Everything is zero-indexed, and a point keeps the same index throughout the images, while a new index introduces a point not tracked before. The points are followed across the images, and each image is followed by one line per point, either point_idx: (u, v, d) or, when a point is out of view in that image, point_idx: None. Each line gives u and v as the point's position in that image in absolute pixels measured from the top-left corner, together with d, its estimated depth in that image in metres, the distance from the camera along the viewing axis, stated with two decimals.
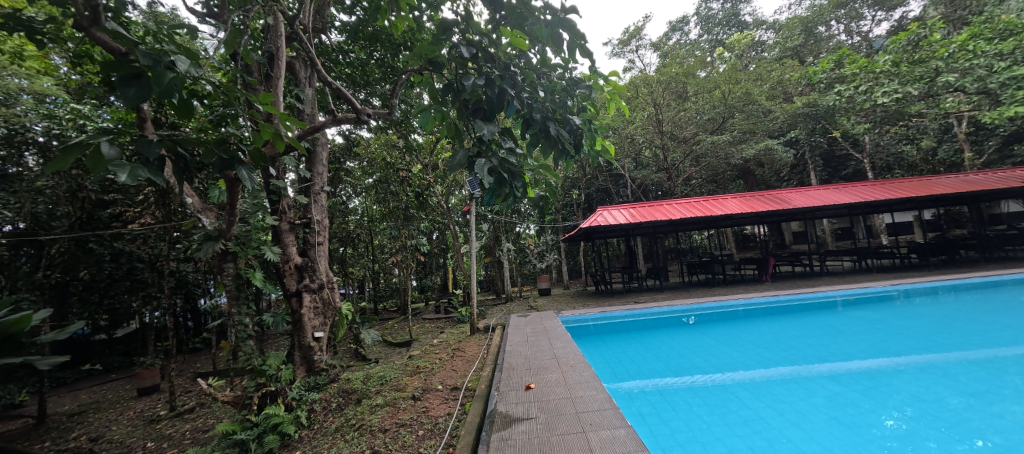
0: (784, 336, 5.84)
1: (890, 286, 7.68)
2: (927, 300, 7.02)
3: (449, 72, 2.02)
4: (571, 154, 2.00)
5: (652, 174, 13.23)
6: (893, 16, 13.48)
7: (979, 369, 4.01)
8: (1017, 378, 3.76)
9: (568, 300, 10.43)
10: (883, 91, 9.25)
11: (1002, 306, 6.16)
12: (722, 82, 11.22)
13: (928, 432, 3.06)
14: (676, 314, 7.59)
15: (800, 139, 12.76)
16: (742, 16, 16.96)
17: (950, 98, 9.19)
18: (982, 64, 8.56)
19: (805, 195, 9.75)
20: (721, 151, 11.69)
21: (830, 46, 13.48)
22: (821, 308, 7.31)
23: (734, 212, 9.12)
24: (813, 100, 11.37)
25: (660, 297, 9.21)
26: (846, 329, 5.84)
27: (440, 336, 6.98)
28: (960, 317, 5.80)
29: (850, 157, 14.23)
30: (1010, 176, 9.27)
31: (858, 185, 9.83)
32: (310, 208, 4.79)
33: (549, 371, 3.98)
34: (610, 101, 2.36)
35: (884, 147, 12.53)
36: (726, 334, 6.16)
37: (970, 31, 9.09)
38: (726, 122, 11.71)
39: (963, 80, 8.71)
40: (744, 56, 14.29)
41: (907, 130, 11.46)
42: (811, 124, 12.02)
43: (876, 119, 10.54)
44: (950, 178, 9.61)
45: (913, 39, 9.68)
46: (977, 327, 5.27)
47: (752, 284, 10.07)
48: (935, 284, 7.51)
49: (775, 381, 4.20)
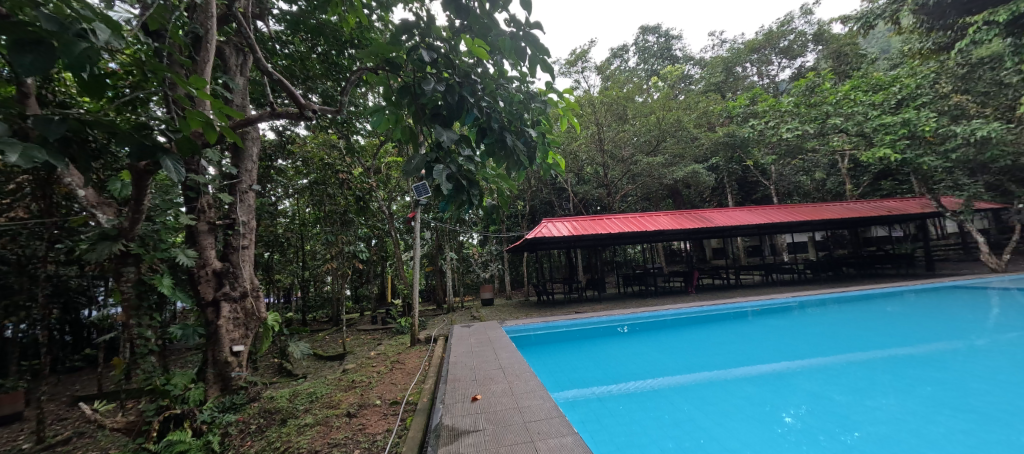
0: (706, 342, 6.39)
1: (790, 297, 8.76)
2: (818, 310, 8.09)
3: (405, 74, 1.95)
4: (526, 165, 2.00)
5: (593, 190, 13.89)
6: (794, 64, 15.61)
7: (857, 369, 4.71)
8: (884, 375, 4.47)
9: (511, 310, 10.48)
10: (789, 128, 10.81)
11: (873, 315, 7.29)
12: (657, 108, 12.12)
13: (822, 425, 3.50)
14: (611, 323, 7.99)
15: (720, 165, 14.19)
16: (674, 51, 18.71)
17: (837, 138, 10.74)
18: (861, 111, 10.13)
19: (724, 215, 10.73)
20: (655, 172, 12.65)
21: (746, 85, 15.32)
22: (735, 317, 8.14)
23: (666, 228, 9.82)
24: (732, 131, 12.78)
25: (599, 308, 9.60)
26: (756, 335, 6.57)
27: (377, 348, 6.64)
28: (842, 325, 6.78)
29: (759, 183, 16.13)
30: (879, 205, 11.09)
31: (768, 208, 11.04)
32: (235, 208, 4.33)
33: (495, 382, 3.96)
34: (564, 118, 2.40)
35: (787, 177, 14.27)
36: (657, 342, 6.60)
37: (852, 84, 10.85)
38: (659, 145, 12.69)
39: (848, 123, 10.20)
40: (675, 87, 15.70)
41: (805, 162, 13.23)
42: (729, 152, 13.47)
43: (781, 151, 12.07)
44: (836, 205, 11.24)
45: (811, 86, 11.33)
46: (854, 333, 6.18)
47: (679, 295, 10.87)
48: (824, 297, 8.71)
49: (700, 384, 4.55)
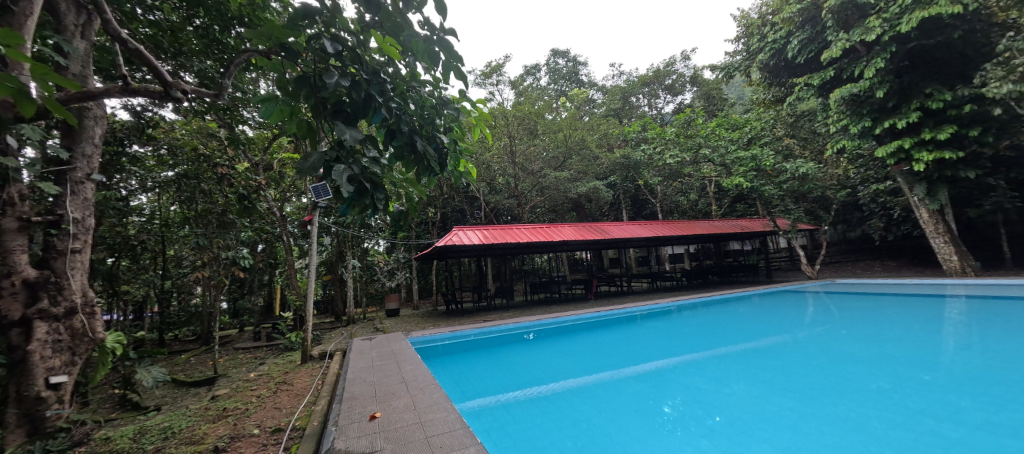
0: (602, 345, 6.92)
1: (670, 302, 9.97)
2: (691, 313, 9.34)
3: (305, 63, 1.77)
4: (436, 172, 1.94)
5: (504, 200, 14.24)
6: (676, 100, 18.08)
7: (720, 362, 5.52)
8: (739, 365, 5.31)
9: (418, 320, 10.13)
10: (671, 155, 12.52)
11: (731, 316, 8.67)
12: (564, 127, 12.96)
13: (694, 412, 4.01)
14: (517, 331, 8.21)
15: (617, 183, 15.70)
16: (580, 75, 20.27)
17: (706, 166, 12.67)
18: (724, 144, 12.13)
19: (619, 228, 11.81)
20: (561, 186, 13.47)
21: (638, 114, 17.26)
22: (626, 320, 8.98)
23: (569, 239, 10.46)
24: (627, 154, 14.24)
25: (506, 316, 9.79)
26: (643, 336, 7.33)
27: (258, 369, 5.84)
28: (709, 325, 7.92)
29: (648, 201, 18.20)
30: (736, 224, 13.32)
31: (654, 223, 12.48)
32: (62, 201, 3.30)
33: (397, 397, 3.75)
34: (476, 127, 2.40)
35: (669, 197, 16.35)
36: (559, 347, 6.95)
37: (718, 122, 12.95)
38: (565, 162, 13.56)
39: (714, 154, 12.12)
40: (581, 109, 17.00)
41: (683, 185, 15.32)
42: (624, 172, 14.98)
43: (665, 174, 13.79)
44: (705, 222, 13.19)
45: (688, 120, 13.22)
46: (718, 332, 7.25)
47: (580, 302, 11.64)
48: (695, 301, 10.11)
49: (596, 385, 4.90)
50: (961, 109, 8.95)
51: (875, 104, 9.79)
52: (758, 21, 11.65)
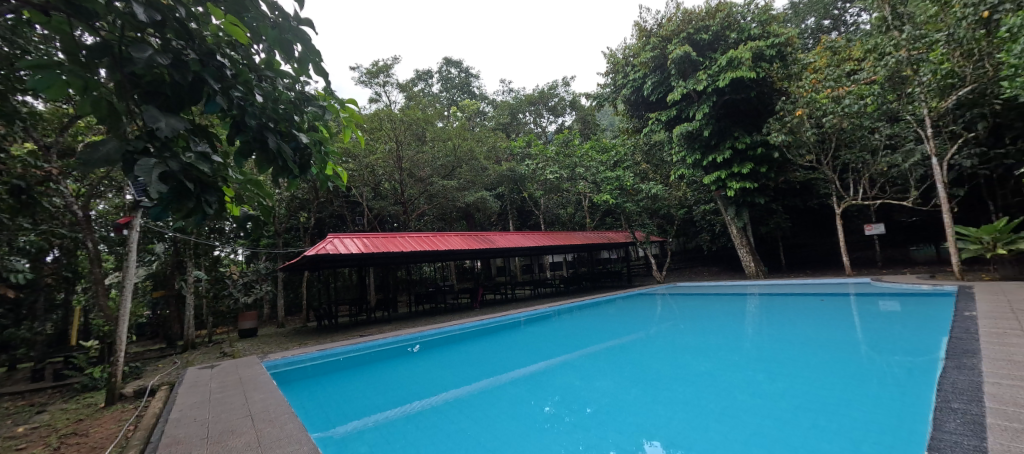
0: (485, 354, 7.03)
1: (549, 308, 10.68)
2: (567, 316, 10.14)
3: (108, 31, 1.42)
4: (295, 173, 1.70)
5: (389, 207, 13.59)
6: (559, 121, 19.72)
7: (589, 360, 6.09)
8: (604, 361, 5.93)
9: (281, 339, 8.92)
10: (551, 171, 13.75)
11: (600, 317, 9.67)
12: (454, 136, 13.02)
13: (563, 408, 4.33)
14: (399, 345, 7.84)
15: (505, 194, 16.35)
16: (472, 87, 20.67)
17: (581, 183, 14.08)
18: (595, 165, 13.65)
19: (504, 238, 12.24)
20: (450, 195, 13.46)
21: (525, 130, 18.32)
22: (510, 327, 9.31)
23: (455, 248, 10.44)
24: (512, 167, 14.95)
25: (387, 329, 9.27)
26: (524, 342, 7.68)
27: (34, 419, 4.40)
28: (582, 327, 8.69)
29: (532, 213, 19.33)
30: (604, 235, 15.01)
31: (536, 234, 13.28)
32: None
33: (237, 435, 3.19)
34: (345, 129, 2.17)
35: (551, 209, 17.65)
36: (442, 359, 6.84)
37: (592, 144, 14.54)
38: (454, 171, 13.61)
39: (587, 173, 13.53)
40: (472, 120, 17.31)
41: (562, 199, 16.71)
42: (511, 184, 15.69)
43: (547, 188, 14.85)
44: (580, 234, 14.55)
45: (566, 140, 14.53)
46: (588, 333, 8.00)
47: (465, 311, 11.66)
48: (571, 305, 11.02)
49: (476, 394, 4.94)
50: (757, 150, 11.73)
51: (703, 141, 12.22)
52: (623, 60, 13.55)
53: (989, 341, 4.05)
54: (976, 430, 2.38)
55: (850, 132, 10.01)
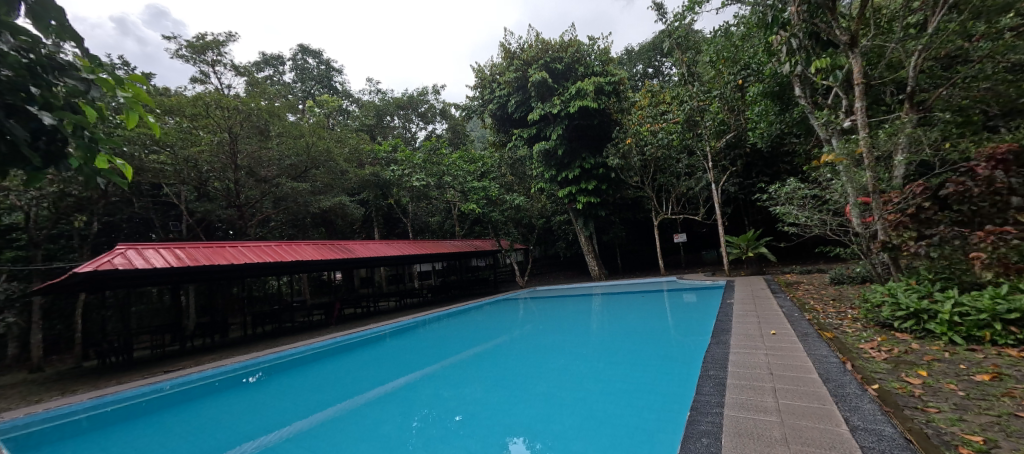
0: (343, 374, 6.42)
1: (416, 319, 10.36)
2: (435, 325, 10.00)
3: None
4: (33, 166, 1.31)
5: (219, 210, 11.36)
6: (428, 128, 19.50)
7: (454, 368, 6.10)
8: (469, 368, 6.01)
9: (33, 388, 6.55)
10: (417, 178, 13.26)
11: (468, 324, 9.80)
12: (306, 133, 11.63)
13: (424, 421, 4.23)
14: (231, 376, 6.59)
15: (369, 200, 15.32)
16: (333, 82, 18.87)
17: (448, 192, 14.18)
18: (462, 175, 13.97)
19: (364, 246, 11.37)
20: (301, 199, 12.06)
21: (392, 134, 17.53)
22: (373, 342, 8.71)
23: (305, 259, 9.27)
24: (376, 172, 14.11)
25: (210, 358, 7.67)
26: (388, 356, 7.28)
27: None
28: (450, 335, 8.68)
29: (400, 220, 18.55)
30: (472, 243, 15.32)
31: (400, 242, 12.75)
32: None
33: None
34: (131, 112, 1.71)
35: (419, 217, 17.25)
36: (289, 386, 5.99)
37: (459, 154, 14.80)
38: (307, 172, 12.23)
39: (454, 182, 13.72)
40: (331, 117, 15.79)
41: (430, 207, 16.47)
42: (375, 190, 14.81)
43: (414, 195, 14.43)
44: (448, 242, 14.49)
45: (434, 147, 14.44)
46: (456, 341, 8.02)
47: (318, 329, 10.43)
48: (439, 315, 10.92)
49: (327, 422, 4.46)
50: (599, 170, 13.65)
51: (558, 160, 13.74)
52: (490, 77, 14.33)
53: (743, 321, 5.49)
54: (720, 389, 3.19)
55: (664, 161, 12.48)
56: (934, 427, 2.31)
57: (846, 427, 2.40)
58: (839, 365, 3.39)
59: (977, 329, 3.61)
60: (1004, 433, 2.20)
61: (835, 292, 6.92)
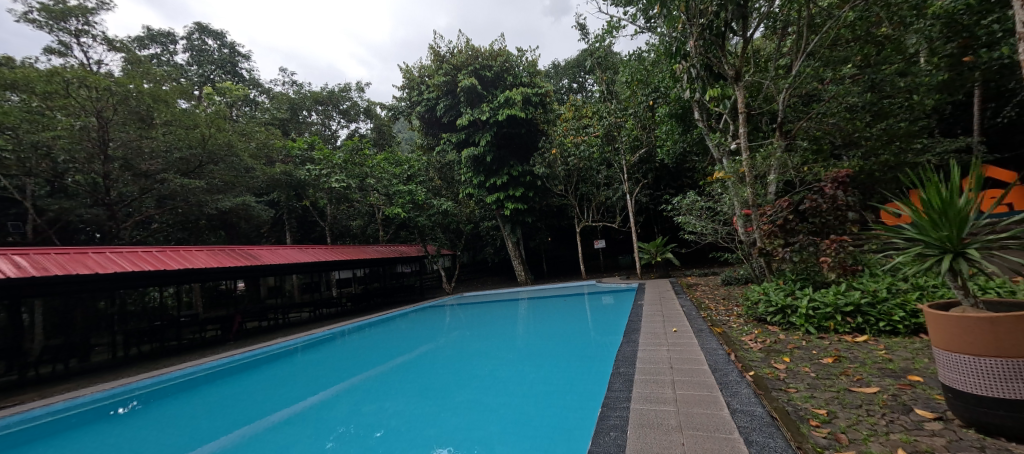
0: (245, 395, 5.74)
1: (331, 330, 9.64)
2: (354, 335, 9.40)
3: None
4: None
5: (82, 209, 9.50)
6: (350, 126, 18.40)
7: (375, 380, 5.79)
8: (392, 379, 5.76)
9: None
10: (337, 179, 12.33)
11: (391, 333, 9.38)
12: (202, 123, 10.29)
13: (341, 439, 3.96)
14: (96, 408, 5.52)
15: (279, 201, 13.94)
16: (239, 68, 16.93)
17: (371, 194, 13.49)
18: (386, 177, 13.42)
19: (271, 252, 10.31)
20: (194, 198, 10.80)
21: (309, 130, 16.19)
22: (281, 357, 7.91)
23: (197, 267, 8.12)
24: (289, 170, 12.90)
25: (62, 388, 6.33)
26: (300, 372, 6.67)
27: None
28: (371, 345, 8.23)
29: (317, 224, 17.14)
30: (396, 249, 14.67)
31: (315, 247, 11.80)
32: None
33: None
34: None
35: (339, 221, 16.14)
36: (175, 413, 5.20)
37: (384, 156, 14.18)
38: (203, 167, 11.04)
39: (378, 185, 13.10)
40: (235, 107, 14.13)
41: (351, 210, 15.45)
42: (287, 190, 13.55)
43: (332, 197, 13.41)
44: (370, 248, 13.68)
45: (356, 147, 13.66)
46: (377, 351, 7.62)
47: (212, 346, 9.19)
48: (358, 324, 10.29)
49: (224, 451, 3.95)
50: (526, 178, 14.05)
51: (486, 166, 13.85)
52: (418, 78, 14.06)
53: (652, 321, 6.01)
54: (628, 385, 3.44)
55: (585, 171, 13.24)
56: (792, 405, 2.75)
57: (727, 410, 2.75)
58: (724, 356, 3.88)
59: (824, 320, 4.36)
60: (840, 404, 2.70)
61: (725, 291, 7.93)
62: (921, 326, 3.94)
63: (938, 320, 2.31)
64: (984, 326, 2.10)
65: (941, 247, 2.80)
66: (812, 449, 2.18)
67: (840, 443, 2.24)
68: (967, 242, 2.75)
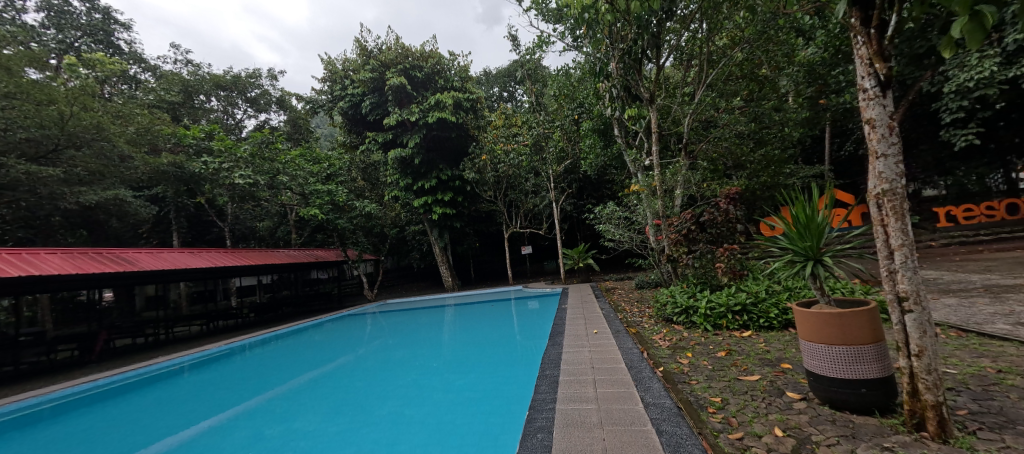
0: (111, 427, 4.82)
1: (229, 345, 8.53)
2: (256, 350, 8.42)
3: None
4: None
5: None
6: (259, 117, 16.64)
7: (283, 398, 5.25)
8: (303, 395, 5.27)
9: None
10: (240, 174, 10.93)
11: (301, 345, 8.58)
12: (62, 100, 8.61)
13: None
14: None
15: (166, 197, 12.02)
16: (115, 38, 14.37)
17: (283, 193, 12.32)
18: (302, 175, 12.36)
19: (152, 255, 8.83)
20: (45, 189, 8.85)
21: (208, 117, 14.28)
22: (162, 379, 6.78)
23: (49, 274, 6.65)
24: (180, 162, 11.21)
25: None
26: (186, 395, 5.79)
27: None
28: (277, 360, 7.44)
29: (214, 224, 15.04)
30: (311, 253, 13.51)
31: (211, 251, 10.38)
32: None
33: None
34: None
35: (241, 221, 14.37)
36: None
37: (299, 152, 13.02)
38: (60, 152, 9.12)
39: (291, 183, 12.02)
40: (108, 83, 11.94)
41: (258, 210, 13.89)
42: (177, 185, 11.76)
43: (235, 195, 11.93)
44: (280, 252, 12.41)
45: (265, 140, 12.33)
46: (285, 366, 6.92)
47: (67, 370, 7.57)
48: (263, 337, 9.25)
49: None
50: (455, 182, 13.93)
51: (414, 169, 13.47)
52: (341, 72, 13.26)
53: (574, 324, 6.32)
54: (553, 387, 3.57)
55: (514, 179, 13.56)
56: (694, 395, 3.08)
57: (641, 403, 3.00)
58: (638, 354, 4.23)
59: (719, 319, 4.96)
60: (731, 392, 3.09)
61: (638, 295, 8.63)
62: (789, 321, 4.69)
63: (802, 315, 2.77)
64: (834, 319, 2.56)
65: (806, 255, 3.37)
66: (710, 433, 2.46)
67: (731, 426, 2.56)
68: (824, 251, 3.34)
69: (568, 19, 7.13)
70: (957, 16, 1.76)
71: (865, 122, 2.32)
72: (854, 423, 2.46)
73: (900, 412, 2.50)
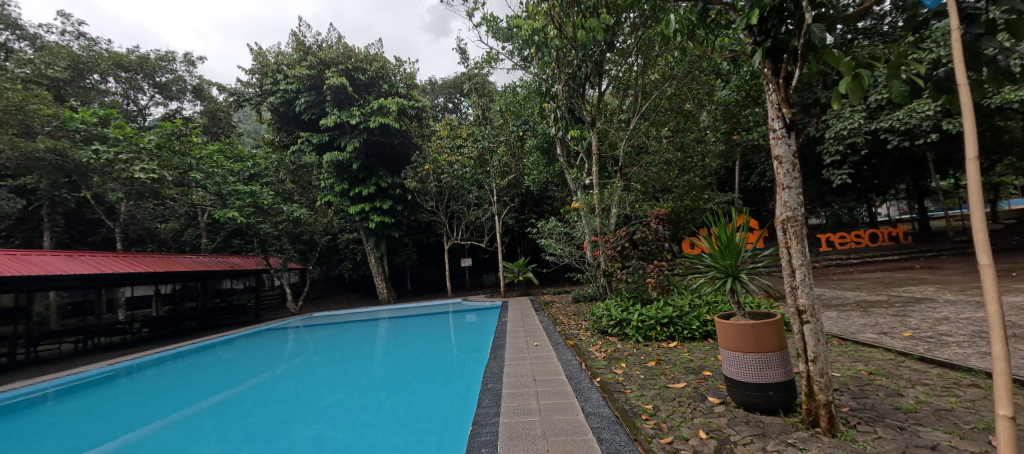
0: None
1: (111, 366, 7.28)
2: (147, 372, 7.28)
3: None
4: None
5: None
6: (169, 105, 14.80)
7: (180, 427, 4.58)
8: (207, 422, 4.65)
9: None
10: (141, 167, 9.57)
11: (205, 364, 7.58)
12: None
13: None
14: None
15: (37, 189, 10.03)
16: None
17: (195, 192, 11.00)
18: (220, 173, 11.16)
19: (15, 258, 7.34)
20: None
21: (103, 101, 12.36)
22: (14, 410, 5.57)
23: None
24: (61, 148, 9.45)
25: None
26: (49, 428, 4.81)
27: None
28: (174, 383, 6.48)
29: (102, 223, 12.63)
30: (225, 260, 12.11)
31: (94, 254, 8.89)
32: None
33: None
34: None
35: (138, 221, 12.26)
36: None
37: (217, 147, 11.70)
38: None
39: (206, 180, 10.81)
40: None
41: (161, 209, 12.18)
42: (54, 176, 9.91)
43: (133, 191, 10.32)
44: (187, 258, 10.98)
45: (177, 132, 10.77)
46: (184, 390, 6.04)
47: None
48: (157, 356, 8.04)
49: None
50: (395, 190, 13.48)
51: (351, 174, 12.82)
52: (273, 65, 12.32)
53: (514, 337, 6.35)
54: (496, 401, 3.54)
55: (456, 189, 13.50)
56: (628, 403, 3.24)
57: (581, 413, 3.10)
58: (577, 365, 4.38)
59: (648, 331, 5.30)
60: (661, 399, 3.30)
61: (575, 308, 8.90)
62: (709, 332, 5.15)
63: (721, 327, 3.05)
64: (748, 330, 2.85)
65: (726, 272, 3.74)
66: (644, 439, 2.59)
67: (662, 431, 2.73)
68: (740, 268, 3.74)
69: (517, 38, 7.37)
70: (843, 75, 2.12)
71: (774, 158, 2.66)
72: (764, 423, 2.75)
73: (799, 411, 2.84)
